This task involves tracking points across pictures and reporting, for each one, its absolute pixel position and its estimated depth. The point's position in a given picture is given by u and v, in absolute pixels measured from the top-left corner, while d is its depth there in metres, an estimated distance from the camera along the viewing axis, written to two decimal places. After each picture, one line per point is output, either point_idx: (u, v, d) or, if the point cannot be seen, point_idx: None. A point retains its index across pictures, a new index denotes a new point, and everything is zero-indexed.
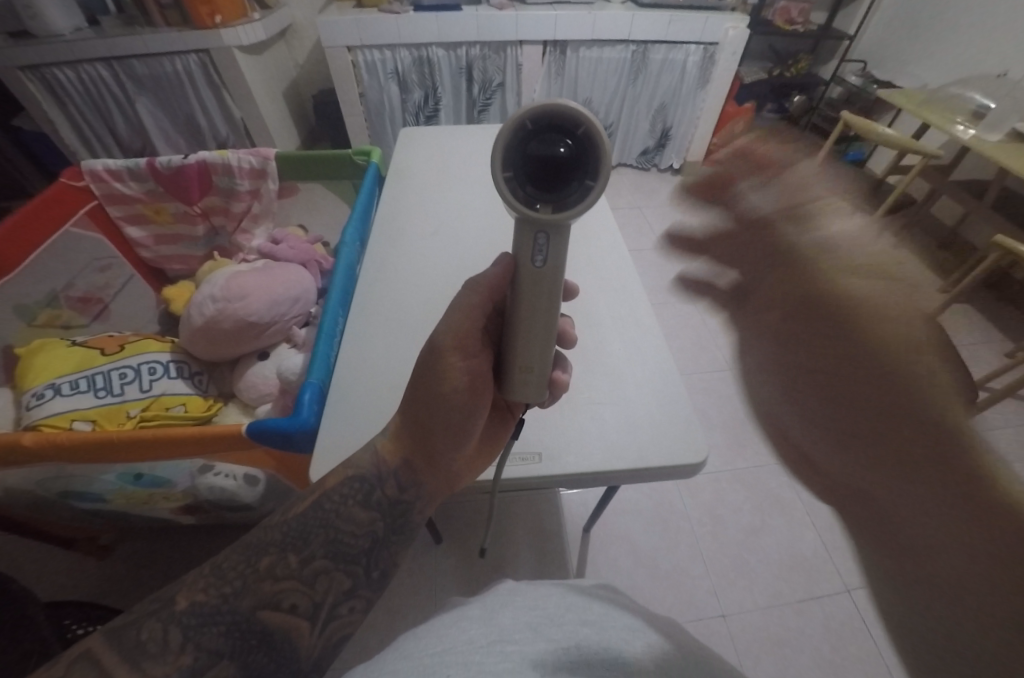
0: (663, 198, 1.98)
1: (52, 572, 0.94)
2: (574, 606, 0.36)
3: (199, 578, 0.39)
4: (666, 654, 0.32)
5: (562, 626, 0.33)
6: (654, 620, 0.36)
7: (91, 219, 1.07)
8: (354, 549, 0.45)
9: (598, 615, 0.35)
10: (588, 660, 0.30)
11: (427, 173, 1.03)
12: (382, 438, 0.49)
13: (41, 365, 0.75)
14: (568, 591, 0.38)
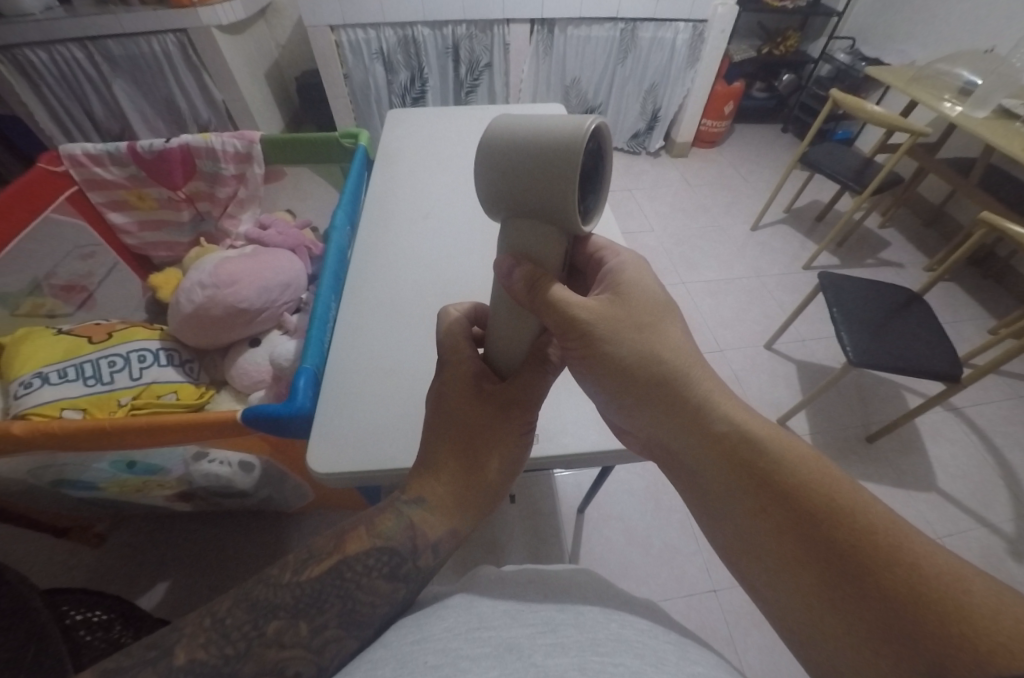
0: (653, 180, 1.98)
1: (45, 561, 0.94)
2: (554, 591, 0.37)
3: (198, 631, 0.37)
4: (642, 627, 0.33)
5: (539, 612, 0.34)
6: (636, 604, 0.37)
7: (72, 205, 1.04)
8: (368, 616, 0.40)
9: (577, 602, 0.35)
10: (565, 640, 0.31)
11: (416, 156, 1.02)
12: (418, 510, 0.44)
13: (27, 354, 0.74)
14: (559, 579, 0.39)
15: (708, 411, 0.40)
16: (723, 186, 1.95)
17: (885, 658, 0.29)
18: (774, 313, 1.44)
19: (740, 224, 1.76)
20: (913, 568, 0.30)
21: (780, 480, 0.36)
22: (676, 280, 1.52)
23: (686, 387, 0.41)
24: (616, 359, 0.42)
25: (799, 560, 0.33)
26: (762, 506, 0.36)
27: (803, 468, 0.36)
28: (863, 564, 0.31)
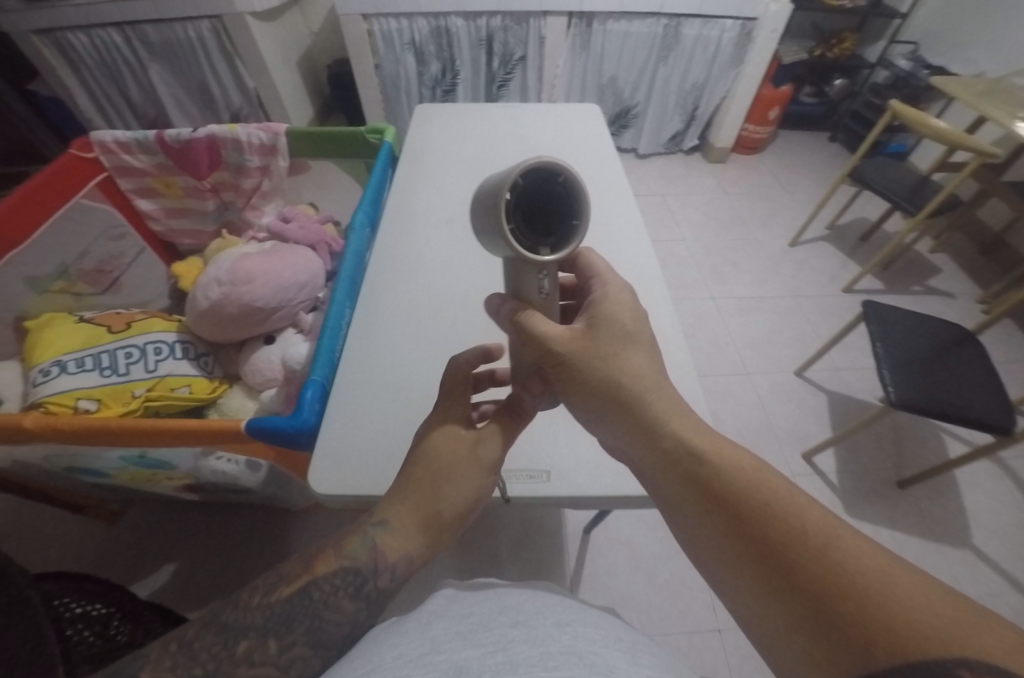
0: (687, 184, 1.90)
1: (61, 538, 0.98)
2: (508, 608, 0.37)
3: (165, 654, 0.35)
4: (593, 639, 0.33)
5: (492, 631, 0.34)
6: (596, 619, 0.38)
7: (101, 190, 1.06)
8: (336, 635, 0.39)
9: (528, 615, 0.35)
10: (516, 657, 0.30)
11: (443, 156, 0.99)
12: (382, 534, 0.41)
13: (47, 342, 0.75)
14: (511, 598, 0.39)
15: (663, 420, 0.39)
16: (761, 195, 1.87)
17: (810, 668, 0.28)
18: (808, 337, 1.37)
19: (777, 238, 1.67)
20: (837, 576, 0.28)
21: (720, 493, 0.35)
22: (704, 294, 1.47)
23: (639, 395, 0.40)
24: (580, 383, 0.41)
25: (734, 561, 0.33)
26: (704, 516, 0.35)
27: (745, 478, 0.35)
28: (794, 572, 0.30)
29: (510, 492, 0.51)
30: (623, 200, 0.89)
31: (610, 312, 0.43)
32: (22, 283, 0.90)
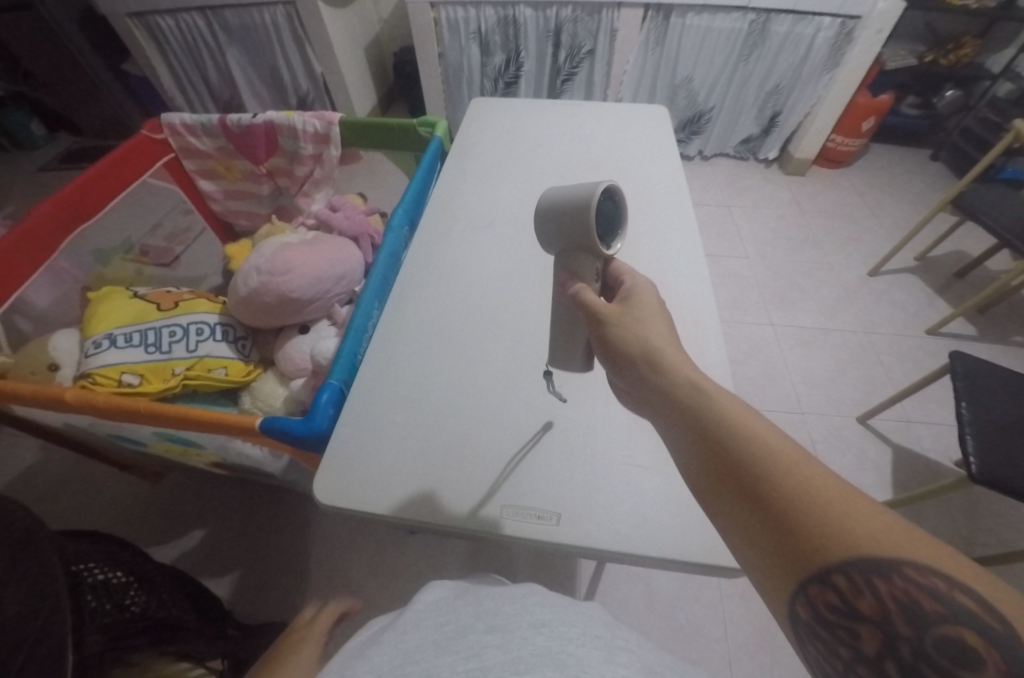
0: (760, 197, 1.84)
1: (112, 491, 1.09)
2: (483, 608, 0.34)
3: None
4: (569, 636, 0.31)
5: (466, 637, 0.31)
6: (575, 606, 0.36)
7: (167, 170, 1.13)
8: None
9: (507, 614, 0.32)
10: (487, 663, 0.29)
11: (491, 153, 0.95)
12: None
13: (102, 315, 0.80)
14: (489, 592, 0.36)
15: (656, 354, 0.39)
16: (841, 213, 1.77)
17: (770, 576, 0.28)
18: (878, 382, 1.32)
19: (855, 269, 1.60)
20: (809, 494, 0.28)
21: (705, 419, 0.33)
22: (762, 319, 1.47)
23: (638, 338, 0.40)
24: (619, 351, 0.41)
25: (723, 487, 0.31)
26: (685, 439, 0.34)
27: (730, 408, 0.33)
28: (766, 491, 0.29)
29: (518, 532, 0.48)
30: (681, 210, 0.82)
31: (643, 295, 0.44)
32: (88, 254, 0.98)
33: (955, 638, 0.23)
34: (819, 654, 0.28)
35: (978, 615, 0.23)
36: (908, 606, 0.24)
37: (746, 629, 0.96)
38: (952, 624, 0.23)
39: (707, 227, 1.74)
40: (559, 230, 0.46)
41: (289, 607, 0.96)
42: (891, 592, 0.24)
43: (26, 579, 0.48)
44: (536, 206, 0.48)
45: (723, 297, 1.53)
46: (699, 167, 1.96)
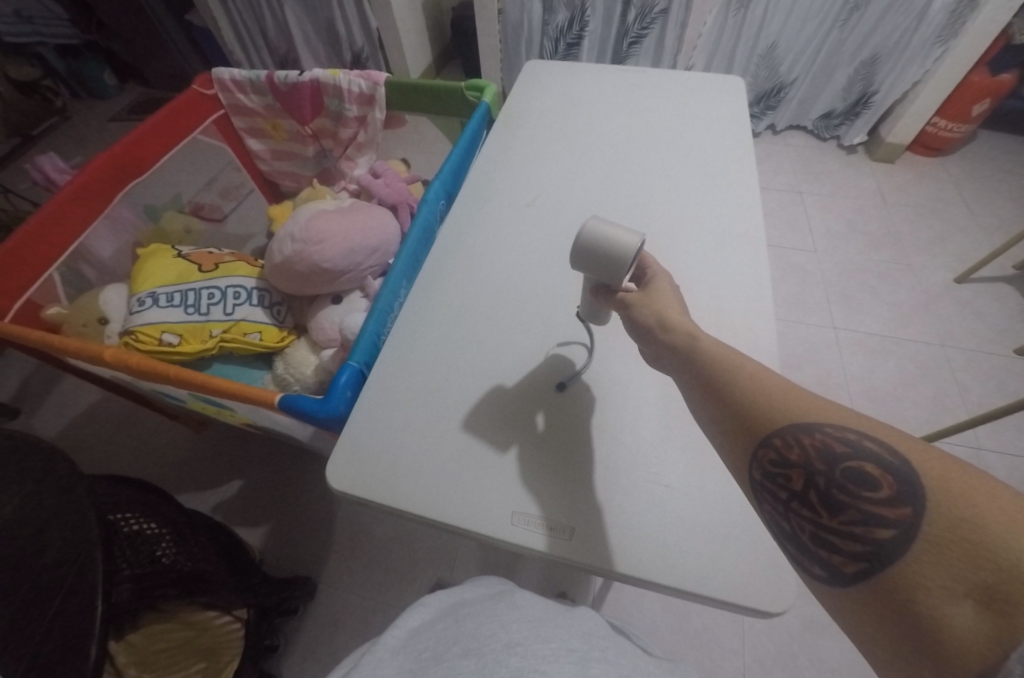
0: (837, 182, 1.66)
1: (162, 436, 1.17)
2: (463, 634, 0.38)
3: None
4: (544, 655, 0.35)
5: (443, 663, 0.35)
6: (555, 620, 0.40)
7: (216, 127, 1.13)
8: None
9: (483, 638, 0.36)
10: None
11: (541, 123, 0.88)
12: None
13: (147, 273, 0.83)
14: (472, 616, 0.40)
15: (661, 311, 0.44)
16: (928, 210, 1.57)
17: (733, 449, 0.37)
18: (949, 402, 1.20)
19: (937, 271, 1.43)
20: (761, 390, 0.36)
21: (692, 340, 0.40)
22: (824, 321, 1.34)
23: (651, 308, 0.44)
24: (646, 329, 0.44)
25: (703, 396, 0.38)
26: (675, 370, 0.41)
27: (713, 344, 0.39)
28: (730, 387, 0.37)
29: (526, 542, 0.45)
30: (747, 198, 0.73)
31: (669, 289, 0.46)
32: (142, 209, 1.01)
33: (859, 471, 0.31)
34: (766, 506, 0.35)
35: (881, 455, 0.31)
36: (824, 450, 0.33)
37: (764, 644, 0.93)
38: (858, 462, 0.32)
39: (772, 213, 1.59)
40: (596, 260, 0.44)
41: (314, 563, 1.01)
42: (816, 445, 0.33)
43: (66, 531, 0.51)
44: (578, 233, 0.45)
45: (781, 292, 1.41)
46: (773, 145, 1.80)
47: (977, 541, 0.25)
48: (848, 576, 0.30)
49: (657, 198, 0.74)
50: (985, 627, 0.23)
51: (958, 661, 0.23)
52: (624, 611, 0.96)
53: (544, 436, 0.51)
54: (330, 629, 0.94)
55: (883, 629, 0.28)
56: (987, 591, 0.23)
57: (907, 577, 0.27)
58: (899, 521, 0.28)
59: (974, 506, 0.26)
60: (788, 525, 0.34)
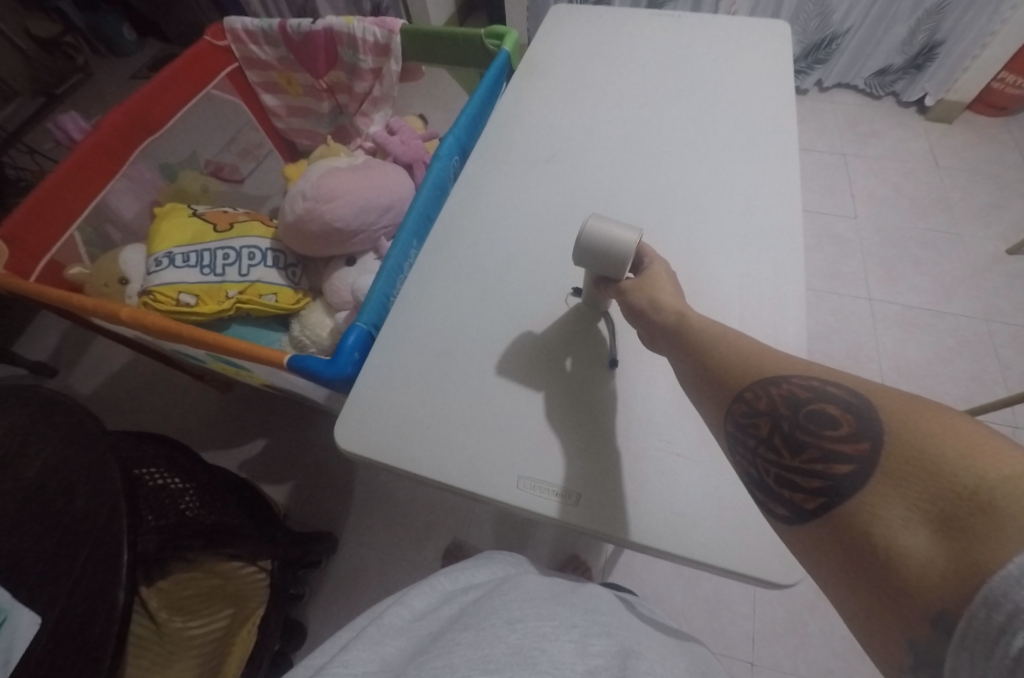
0: (888, 143, 1.53)
1: (191, 394, 1.21)
2: (464, 614, 0.38)
3: None
4: (544, 633, 0.34)
5: (443, 639, 0.35)
6: (557, 598, 0.40)
7: (231, 82, 1.10)
8: None
9: (484, 615, 0.37)
10: (456, 660, 0.31)
11: (563, 72, 0.82)
12: None
13: (165, 232, 0.84)
14: (474, 602, 0.40)
15: (656, 297, 0.42)
16: (987, 174, 1.44)
17: (710, 407, 0.35)
18: (992, 381, 1.13)
19: (992, 241, 1.32)
20: (737, 351, 0.35)
21: (685, 313, 0.39)
22: (860, 293, 1.27)
23: (646, 294, 0.42)
24: (636, 310, 0.43)
25: (690, 367, 0.37)
26: (671, 354, 0.39)
27: (703, 320, 0.38)
28: (707, 353, 0.36)
29: (532, 506, 0.44)
30: (784, 155, 0.67)
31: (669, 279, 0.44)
32: (159, 168, 1.00)
33: (822, 412, 0.29)
34: (736, 456, 0.33)
35: (844, 396, 0.29)
36: (790, 397, 0.31)
37: (775, 611, 0.93)
38: (820, 404, 0.30)
39: (812, 175, 1.48)
40: (595, 259, 0.44)
41: (335, 519, 1.05)
42: (782, 393, 0.31)
43: (95, 484, 0.54)
44: (580, 234, 0.44)
45: (817, 260, 1.33)
46: (819, 103, 1.65)
47: (937, 469, 0.22)
48: (810, 514, 0.28)
49: (686, 154, 0.69)
50: (945, 557, 0.20)
51: (918, 595, 0.21)
52: (635, 578, 0.97)
53: (572, 376, 0.51)
54: (350, 580, 0.99)
55: (846, 567, 0.25)
56: (947, 519, 0.21)
57: (864, 511, 0.24)
58: (857, 456, 0.26)
59: (933, 433, 0.24)
60: (756, 472, 0.32)
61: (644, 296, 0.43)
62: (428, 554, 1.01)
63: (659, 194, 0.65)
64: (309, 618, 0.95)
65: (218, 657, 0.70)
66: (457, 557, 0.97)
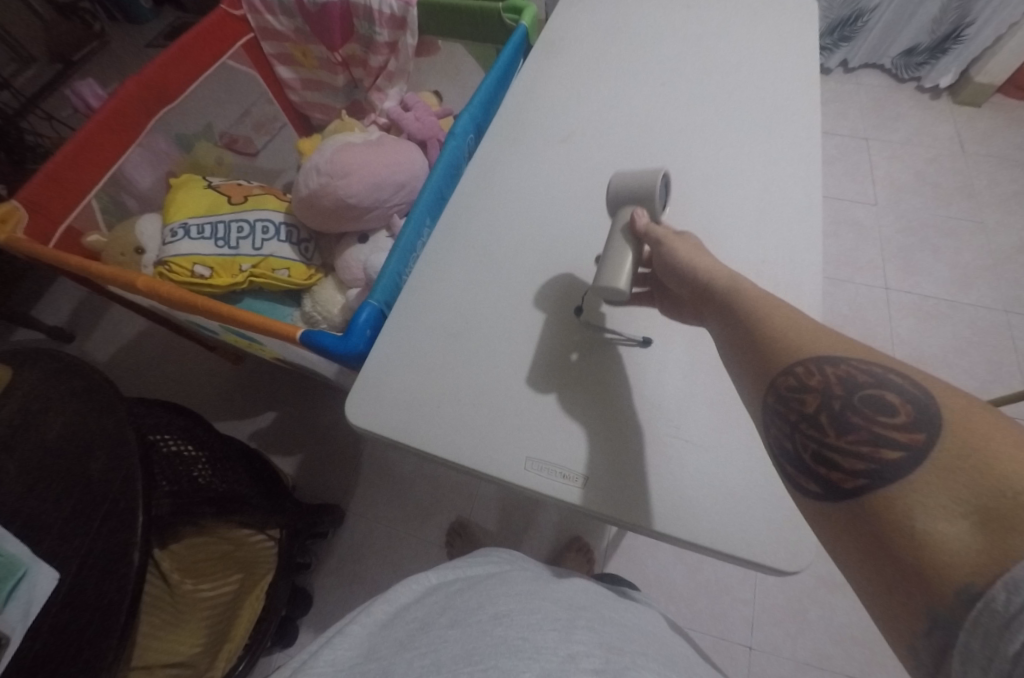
0: (913, 128, 1.48)
1: (204, 365, 1.23)
2: (450, 608, 0.40)
3: None
4: (528, 624, 0.35)
5: (429, 635, 0.37)
6: (541, 592, 0.41)
7: (246, 52, 1.08)
8: None
9: (468, 612, 0.38)
10: (442, 658, 0.33)
11: (582, 48, 0.80)
12: None
13: (180, 203, 0.84)
14: (460, 596, 0.42)
15: (697, 261, 0.41)
16: (1015, 161, 1.39)
17: (753, 378, 0.35)
18: (1008, 376, 1.11)
19: (1017, 231, 1.28)
20: (793, 325, 0.34)
21: (737, 282, 0.38)
22: (878, 284, 1.24)
23: (686, 257, 0.41)
24: (681, 263, 0.41)
25: (735, 335, 0.36)
26: (719, 336, 0.38)
27: (756, 290, 0.37)
28: (763, 324, 0.35)
29: (539, 487, 0.45)
30: (804, 136, 0.65)
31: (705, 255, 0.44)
32: (175, 139, 1.00)
33: (879, 398, 0.29)
34: (771, 430, 0.33)
35: (907, 387, 0.28)
36: (846, 379, 0.30)
37: (774, 598, 0.94)
38: (878, 390, 0.29)
39: (832, 161, 1.44)
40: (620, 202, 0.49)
41: (342, 492, 1.07)
42: (838, 374, 0.30)
43: (111, 448, 0.56)
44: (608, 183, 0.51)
45: (834, 251, 1.30)
46: (843, 84, 1.59)
47: (988, 467, 0.23)
48: (845, 494, 0.28)
49: (703, 134, 0.67)
50: (980, 546, 0.20)
51: (944, 579, 0.21)
52: (634, 558, 0.99)
53: (589, 359, 0.51)
54: (357, 551, 1.02)
55: (872, 549, 0.25)
56: (987, 512, 0.21)
57: (903, 497, 0.24)
58: (909, 445, 0.26)
59: (990, 437, 0.24)
60: (790, 446, 0.32)
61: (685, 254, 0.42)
62: (432, 528, 1.03)
63: (674, 174, 0.64)
64: (316, 586, 0.99)
65: (226, 619, 0.74)
66: (461, 533, 0.99)
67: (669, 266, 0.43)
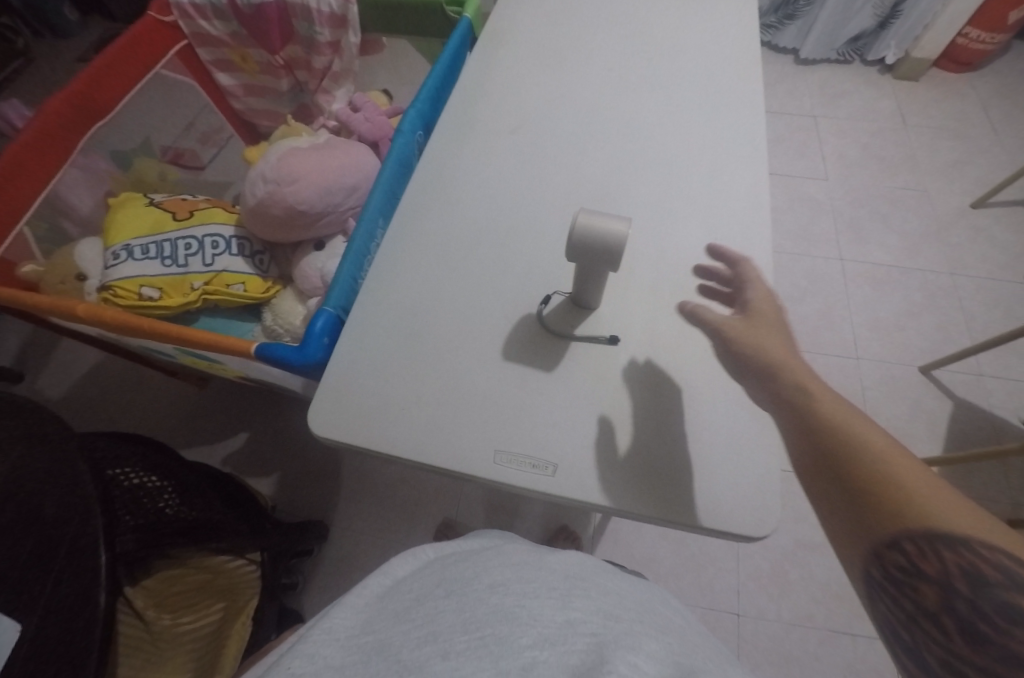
0: (856, 103, 1.53)
1: (168, 392, 1.19)
2: (446, 581, 0.39)
3: None
4: (525, 593, 0.34)
5: (424, 609, 0.35)
6: (538, 565, 0.40)
7: (181, 61, 1.03)
8: None
9: (465, 582, 0.37)
10: (439, 628, 0.32)
11: (529, 37, 0.79)
12: None
13: (120, 224, 0.80)
14: (455, 568, 0.41)
15: (763, 349, 0.39)
16: (951, 129, 1.47)
17: (850, 540, 0.31)
18: (958, 332, 1.17)
19: (955, 196, 1.35)
20: (886, 481, 0.29)
21: (810, 402, 0.35)
22: (832, 254, 1.28)
23: (752, 343, 0.40)
24: (750, 365, 0.39)
25: (816, 477, 0.32)
26: (791, 446, 0.35)
27: (835, 409, 0.34)
28: (849, 471, 0.31)
29: (510, 479, 0.45)
30: (749, 115, 0.66)
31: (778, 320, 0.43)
32: (111, 157, 0.95)
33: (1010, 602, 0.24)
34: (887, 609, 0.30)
35: None
36: (966, 568, 0.25)
37: (757, 566, 0.97)
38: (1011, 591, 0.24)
39: (784, 140, 1.47)
40: (591, 256, 0.41)
41: (323, 507, 1.05)
42: (958, 561, 0.26)
43: (61, 486, 0.53)
44: (569, 234, 0.40)
45: (790, 223, 1.33)
46: (787, 65, 1.63)
47: None
48: None
49: (652, 120, 0.67)
50: None
51: None
52: (622, 544, 1.00)
53: (551, 345, 0.51)
54: (343, 567, 1.00)
55: None
56: None
57: None
58: None
59: None
60: (912, 637, 0.28)
61: (758, 341, 0.40)
62: (418, 534, 1.02)
63: (628, 160, 0.64)
64: (305, 605, 0.96)
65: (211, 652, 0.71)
66: (449, 536, 0.99)
67: (738, 359, 0.40)
